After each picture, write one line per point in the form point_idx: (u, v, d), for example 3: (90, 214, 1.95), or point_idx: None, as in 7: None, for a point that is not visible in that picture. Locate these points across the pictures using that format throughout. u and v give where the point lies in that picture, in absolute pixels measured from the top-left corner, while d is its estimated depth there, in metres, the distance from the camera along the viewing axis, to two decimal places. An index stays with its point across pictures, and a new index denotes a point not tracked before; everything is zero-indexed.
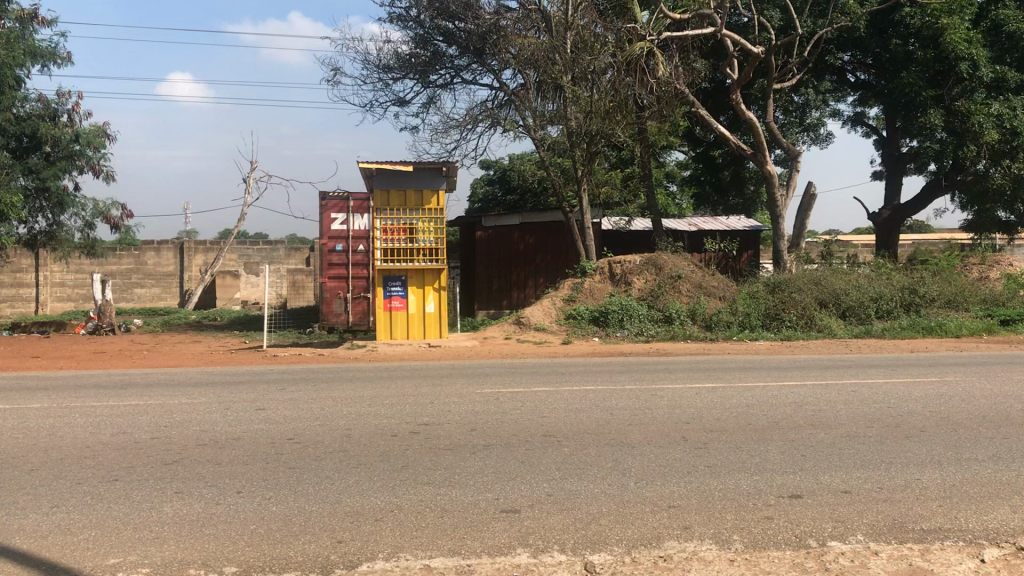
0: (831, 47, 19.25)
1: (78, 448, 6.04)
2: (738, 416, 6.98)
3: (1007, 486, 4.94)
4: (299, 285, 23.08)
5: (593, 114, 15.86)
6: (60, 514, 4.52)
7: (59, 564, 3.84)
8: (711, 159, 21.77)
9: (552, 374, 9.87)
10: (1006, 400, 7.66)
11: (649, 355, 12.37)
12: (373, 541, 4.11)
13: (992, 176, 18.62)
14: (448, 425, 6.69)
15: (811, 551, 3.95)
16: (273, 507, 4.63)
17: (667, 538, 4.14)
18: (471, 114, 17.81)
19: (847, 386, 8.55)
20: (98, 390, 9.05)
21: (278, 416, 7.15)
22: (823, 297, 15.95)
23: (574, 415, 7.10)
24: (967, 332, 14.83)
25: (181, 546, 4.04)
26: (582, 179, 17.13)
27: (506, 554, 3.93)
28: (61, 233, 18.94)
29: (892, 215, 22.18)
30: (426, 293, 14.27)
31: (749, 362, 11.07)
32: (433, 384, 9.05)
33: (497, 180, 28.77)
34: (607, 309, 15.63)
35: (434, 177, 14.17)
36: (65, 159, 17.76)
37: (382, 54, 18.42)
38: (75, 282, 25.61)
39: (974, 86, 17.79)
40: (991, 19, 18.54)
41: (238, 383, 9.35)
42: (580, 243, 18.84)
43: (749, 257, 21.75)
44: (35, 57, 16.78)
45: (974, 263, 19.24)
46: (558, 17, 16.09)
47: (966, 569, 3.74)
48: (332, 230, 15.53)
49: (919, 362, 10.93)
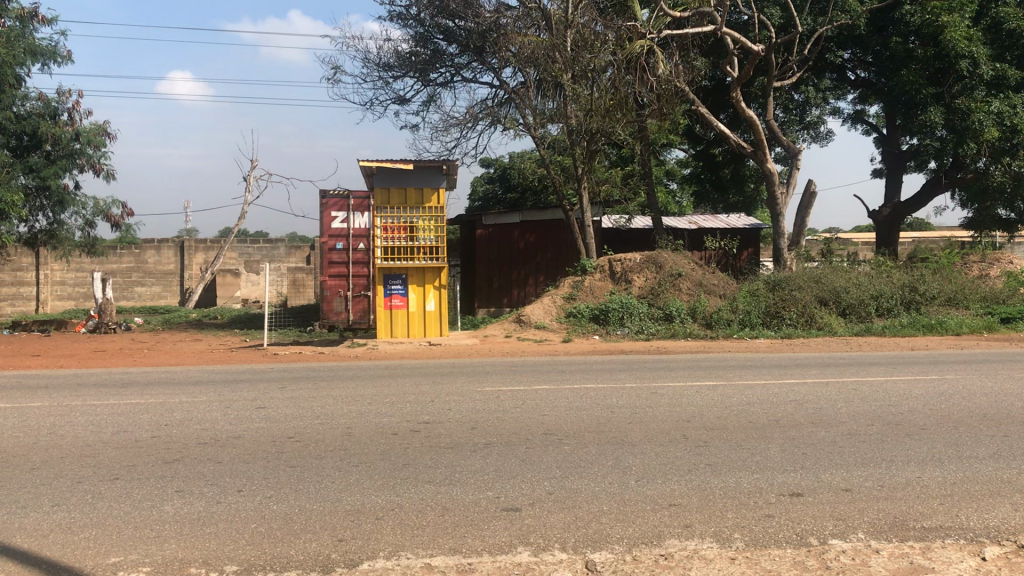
0: (831, 45, 19.22)
1: (78, 447, 6.03)
2: (739, 415, 6.96)
3: (1008, 484, 4.93)
4: (299, 284, 23.06)
5: (593, 112, 15.82)
6: (62, 514, 4.51)
7: (61, 563, 3.85)
8: (711, 157, 21.78)
9: (552, 372, 9.86)
10: (1007, 398, 7.65)
11: (649, 353, 12.34)
12: (374, 540, 4.10)
13: (992, 173, 18.70)
14: (448, 424, 6.69)
15: (812, 550, 3.95)
16: (274, 506, 4.62)
17: (668, 536, 4.14)
18: (471, 112, 17.82)
19: (848, 384, 8.54)
20: (99, 388, 9.04)
21: (278, 416, 7.14)
22: (823, 295, 15.92)
23: (575, 413, 7.10)
24: (967, 329, 14.84)
25: (181, 545, 4.04)
26: (582, 178, 17.09)
27: (507, 553, 3.93)
28: (61, 231, 18.92)
29: (893, 213, 22.17)
30: (426, 291, 14.26)
31: (751, 360, 11.02)
32: (434, 383, 9.04)
33: (497, 179, 28.76)
34: (607, 307, 15.63)
35: (434, 175, 14.17)
36: (65, 158, 17.74)
37: (383, 53, 18.41)
38: (75, 280, 25.61)
39: (975, 84, 17.74)
40: (991, 17, 18.52)
41: (238, 381, 9.35)
42: (580, 241, 18.83)
43: (749, 255, 21.73)
44: (35, 55, 16.75)
45: (974, 261, 19.22)
46: (558, 16, 16.12)
47: (968, 568, 3.73)
48: (333, 228, 15.52)
49: (921, 360, 10.89)
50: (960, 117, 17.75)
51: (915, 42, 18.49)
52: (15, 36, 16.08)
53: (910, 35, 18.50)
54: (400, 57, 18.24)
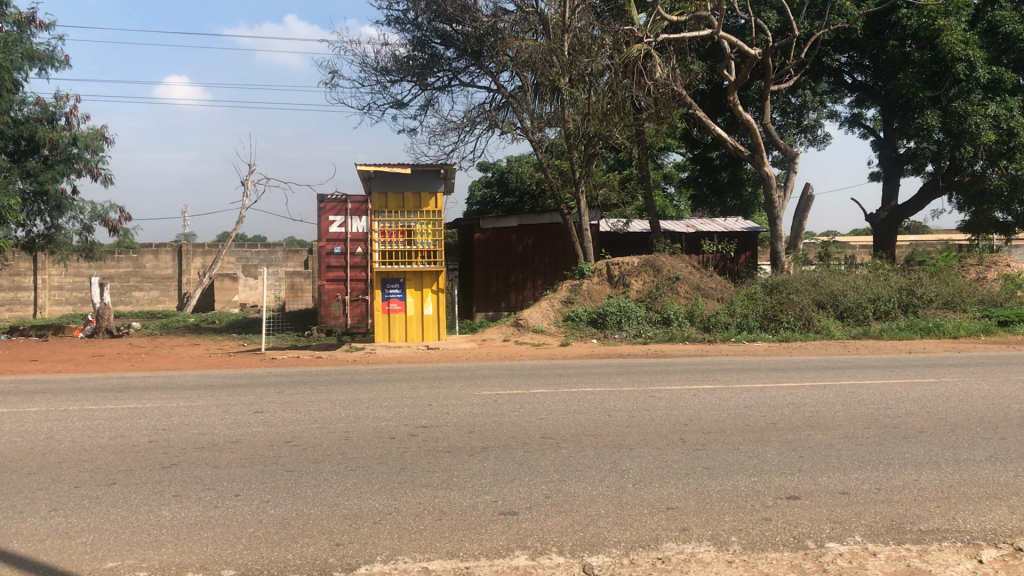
0: (828, 48, 19.32)
1: (77, 452, 6.02)
2: (737, 417, 7.00)
3: (1006, 487, 4.94)
4: (298, 288, 23.09)
5: (591, 115, 16.02)
6: (58, 518, 4.51)
7: (58, 568, 3.84)
8: (710, 162, 21.83)
9: (551, 376, 9.91)
10: (1003, 400, 7.71)
11: (649, 357, 12.40)
12: (372, 545, 4.10)
13: (990, 177, 18.56)
14: (446, 427, 6.71)
15: (809, 552, 3.96)
16: (271, 511, 4.62)
17: (665, 539, 4.14)
18: (469, 116, 17.82)
19: (846, 387, 8.59)
20: (98, 393, 9.05)
21: (275, 420, 7.13)
22: (821, 298, 15.93)
23: (573, 416, 7.12)
24: (964, 332, 14.88)
25: (178, 550, 4.04)
26: (580, 181, 17.14)
27: (504, 557, 3.93)
28: (60, 236, 18.91)
29: (891, 217, 22.14)
30: (425, 295, 14.30)
31: (750, 363, 11.15)
32: (432, 386, 9.08)
33: (495, 182, 28.82)
34: (604, 310, 15.64)
35: (434, 179, 14.17)
36: (63, 162, 17.71)
37: (380, 57, 18.41)
38: (74, 285, 25.66)
39: (972, 87, 17.80)
40: (987, 21, 18.66)
41: (238, 386, 9.38)
42: (580, 247, 18.78)
43: (748, 258, 21.96)
44: (34, 60, 16.79)
45: (971, 265, 19.23)
46: (555, 20, 16.05)
47: (964, 569, 3.74)
48: (331, 232, 15.35)
49: (918, 363, 10.98)
50: (957, 120, 17.78)
51: (912, 46, 18.58)
52: (13, 41, 16.14)
53: (907, 39, 18.61)
54: (398, 62, 18.27)
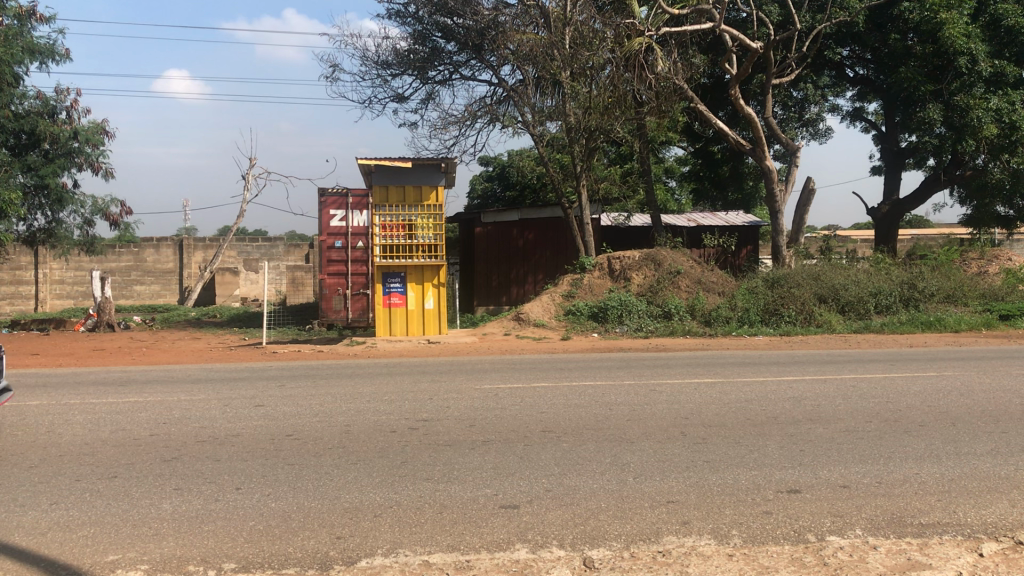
0: (830, 41, 19.22)
1: (78, 445, 6.04)
2: (736, 412, 6.97)
3: (1006, 481, 4.94)
4: (298, 282, 23.12)
5: (592, 110, 15.80)
6: (60, 511, 4.52)
7: (59, 561, 3.84)
8: (711, 155, 21.85)
9: (549, 370, 9.84)
10: (1004, 394, 7.66)
11: (648, 351, 12.38)
12: (373, 537, 4.11)
13: (991, 170, 18.58)
14: (447, 421, 6.69)
15: (810, 546, 3.95)
16: (272, 504, 4.62)
17: (666, 533, 4.14)
18: (471, 110, 17.75)
19: (846, 381, 8.59)
20: (98, 386, 9.04)
21: (277, 413, 7.15)
22: (822, 292, 15.89)
23: (573, 411, 7.09)
24: (965, 326, 14.92)
25: (180, 542, 4.04)
26: (581, 175, 17.04)
27: (506, 550, 3.93)
28: (60, 230, 18.90)
29: (891, 211, 22.11)
30: (426, 289, 14.28)
31: (752, 357, 11.12)
32: (433, 380, 9.06)
33: (496, 176, 28.88)
34: (606, 304, 15.58)
35: (434, 173, 14.17)
36: (63, 156, 17.70)
37: (381, 51, 18.34)
38: (75, 279, 25.72)
39: (974, 80, 17.61)
40: (989, 14, 18.37)
41: (238, 379, 9.38)
42: (580, 240, 18.68)
43: (748, 252, 21.84)
44: (33, 53, 16.72)
45: (974, 259, 19.34)
46: (557, 14, 16.04)
47: (965, 563, 3.74)
48: (333, 225, 15.36)
49: (919, 357, 10.95)
50: (959, 114, 17.71)
51: (914, 39, 18.55)
52: (14, 34, 16.08)
53: (909, 32, 18.58)
54: (399, 55, 18.23)
